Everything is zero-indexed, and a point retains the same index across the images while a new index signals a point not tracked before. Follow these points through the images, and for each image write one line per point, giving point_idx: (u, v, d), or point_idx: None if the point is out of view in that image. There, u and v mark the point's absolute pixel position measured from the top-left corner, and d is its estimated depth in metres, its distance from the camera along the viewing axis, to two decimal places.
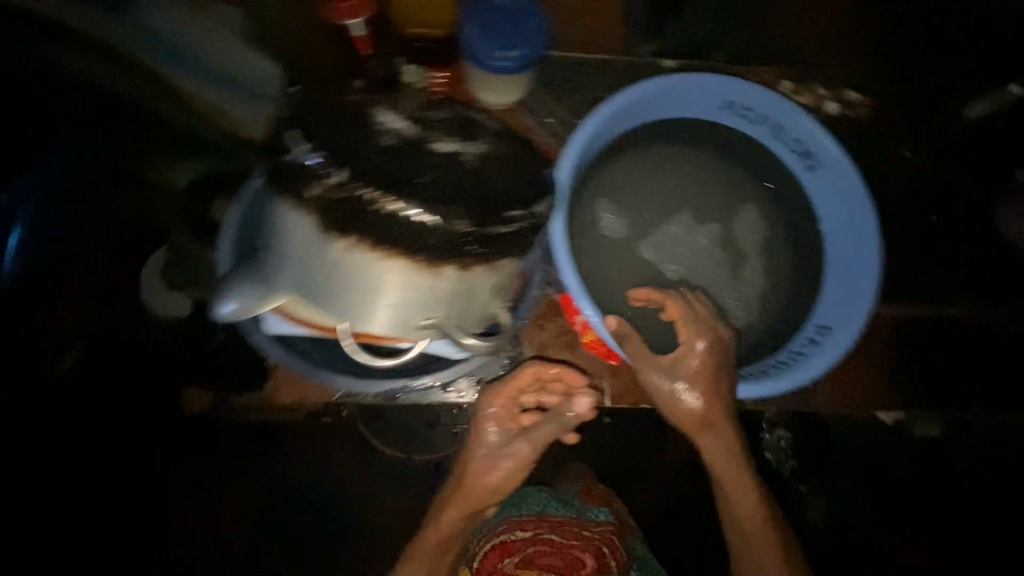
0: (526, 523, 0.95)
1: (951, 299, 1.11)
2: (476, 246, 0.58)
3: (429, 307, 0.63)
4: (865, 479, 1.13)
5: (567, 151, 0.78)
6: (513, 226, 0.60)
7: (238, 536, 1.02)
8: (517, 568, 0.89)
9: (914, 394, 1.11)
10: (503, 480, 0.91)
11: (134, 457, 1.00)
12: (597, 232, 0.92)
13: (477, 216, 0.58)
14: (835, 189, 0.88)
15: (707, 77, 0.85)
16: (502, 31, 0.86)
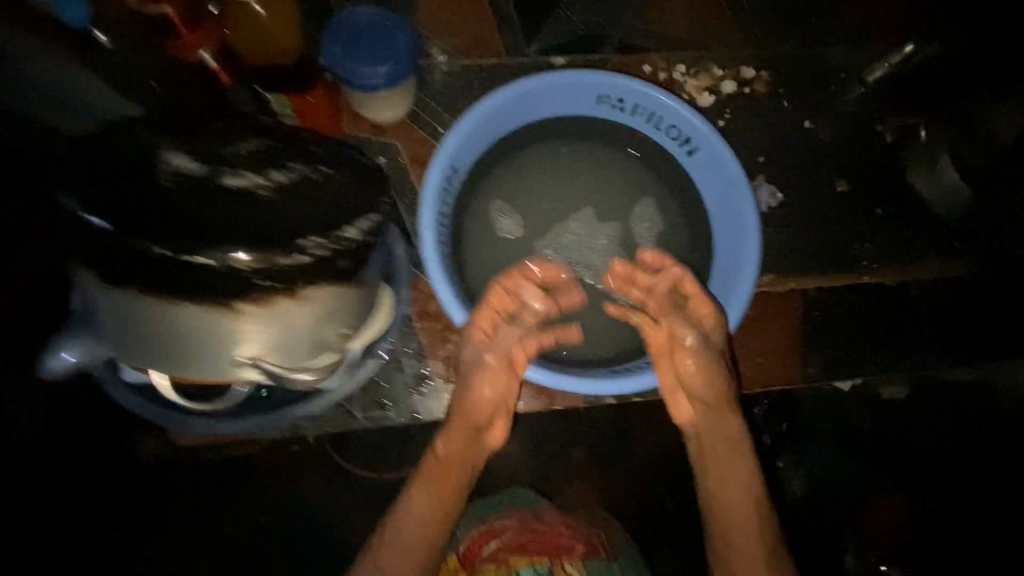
0: (514, 515, 0.99)
1: (938, 271, 1.09)
2: (266, 281, 0.55)
3: (246, 343, 0.61)
4: (850, 451, 1.14)
5: (430, 167, 0.77)
6: (304, 259, 0.55)
7: (239, 536, 1.03)
8: (509, 555, 0.94)
9: (895, 362, 1.10)
10: (498, 387, 0.84)
11: (135, 455, 0.98)
12: (483, 241, 0.91)
13: (262, 253, 0.53)
14: (716, 172, 0.87)
15: (571, 72, 0.82)
16: (367, 50, 0.85)
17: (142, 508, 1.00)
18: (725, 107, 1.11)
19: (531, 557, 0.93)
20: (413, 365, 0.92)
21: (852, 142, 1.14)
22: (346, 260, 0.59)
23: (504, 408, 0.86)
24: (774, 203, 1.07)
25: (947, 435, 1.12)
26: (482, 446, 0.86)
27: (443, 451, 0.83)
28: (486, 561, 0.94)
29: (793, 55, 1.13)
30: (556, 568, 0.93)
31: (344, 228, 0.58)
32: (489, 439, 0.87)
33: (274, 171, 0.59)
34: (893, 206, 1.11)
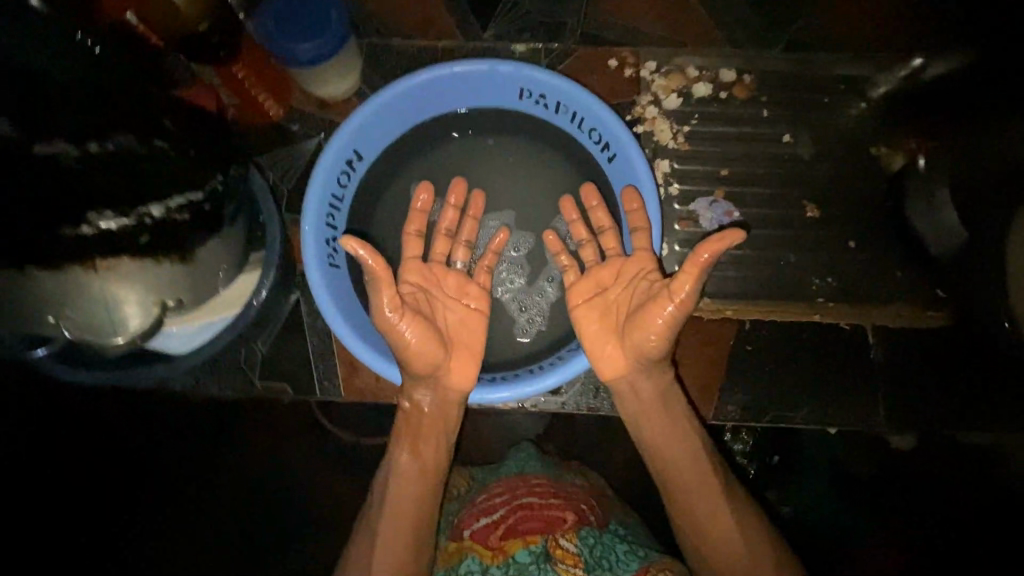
0: (502, 489, 0.85)
1: (936, 296, 0.97)
2: (124, 239, 0.56)
3: (46, 301, 0.58)
4: (870, 495, 0.96)
5: (327, 147, 0.79)
6: (164, 213, 0.57)
7: (219, 535, 0.93)
8: (503, 540, 0.78)
9: (889, 400, 0.96)
10: (455, 329, 0.82)
11: (114, 450, 0.93)
12: (391, 232, 0.90)
13: (120, 211, 0.55)
14: (626, 180, 0.83)
15: (478, 61, 0.81)
16: (295, 23, 0.84)
17: (141, 508, 0.93)
18: (694, 111, 1.01)
19: (524, 538, 0.77)
20: (317, 340, 0.95)
21: (843, 162, 1.01)
22: (149, 237, 0.57)
23: (465, 346, 0.82)
24: (728, 222, 0.99)
25: (946, 461, 0.95)
26: (448, 390, 0.81)
27: (419, 401, 0.80)
28: (479, 543, 0.78)
29: (784, 60, 1.02)
30: (551, 545, 0.76)
31: (148, 206, 0.56)
32: (451, 381, 0.80)
33: (88, 141, 0.54)
34: (908, 224, 0.96)
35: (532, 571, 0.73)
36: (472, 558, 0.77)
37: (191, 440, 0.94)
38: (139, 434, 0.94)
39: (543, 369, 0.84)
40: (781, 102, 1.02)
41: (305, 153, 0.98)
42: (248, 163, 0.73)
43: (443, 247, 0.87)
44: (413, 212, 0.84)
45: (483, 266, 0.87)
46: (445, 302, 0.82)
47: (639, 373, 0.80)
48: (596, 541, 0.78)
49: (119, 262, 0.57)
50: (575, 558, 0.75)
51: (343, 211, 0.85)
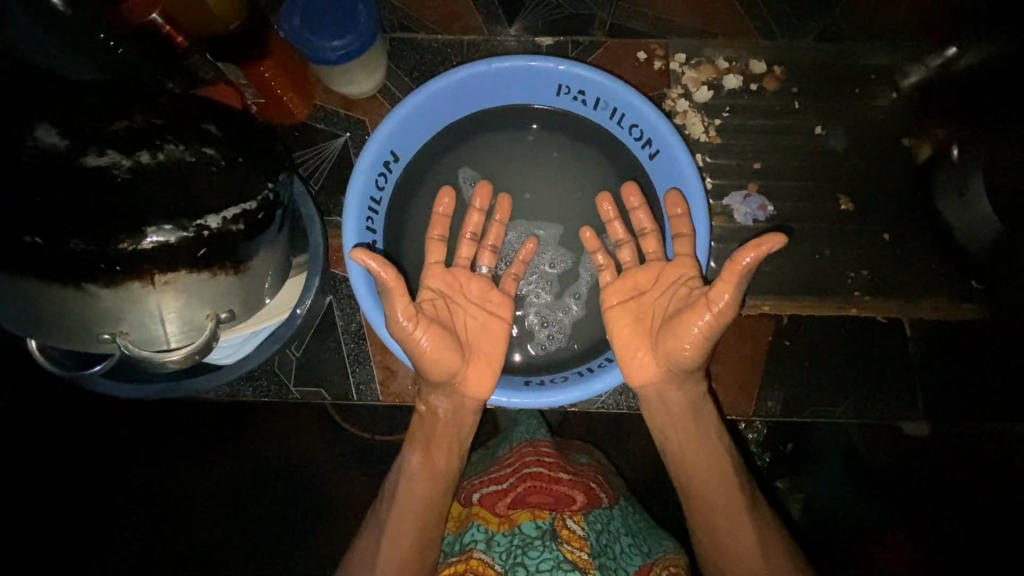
0: (512, 458, 0.87)
1: (954, 289, 0.97)
2: (190, 249, 0.52)
3: (104, 318, 0.54)
4: (871, 478, 1.00)
5: (366, 146, 0.77)
6: (218, 227, 0.53)
7: (241, 519, 0.99)
8: (511, 508, 0.80)
9: (908, 391, 0.97)
10: (476, 334, 0.80)
11: (149, 441, 0.98)
12: (418, 243, 0.89)
13: (180, 219, 0.51)
14: (667, 179, 0.83)
15: (518, 57, 0.80)
16: (321, 21, 0.81)
17: (158, 494, 0.98)
18: (725, 104, 1.00)
19: (533, 511, 0.78)
20: (351, 344, 0.93)
21: (873, 153, 1.00)
22: (206, 251, 0.53)
23: (485, 355, 0.80)
24: (762, 216, 0.98)
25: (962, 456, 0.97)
26: (465, 398, 0.80)
27: (434, 406, 0.80)
28: (486, 512, 0.82)
29: (816, 50, 1.01)
30: (557, 525, 0.76)
31: (205, 218, 0.52)
32: (467, 388, 0.79)
33: (140, 151, 0.52)
34: (930, 222, 0.99)
35: (537, 545, 0.73)
36: (477, 527, 0.81)
37: (217, 435, 0.97)
38: (175, 427, 0.98)
39: (591, 372, 0.83)
40: (812, 94, 1.01)
41: (334, 152, 0.97)
42: (294, 181, 0.78)
43: (469, 252, 0.85)
44: (436, 217, 0.84)
45: (510, 274, 0.86)
46: (465, 308, 0.81)
47: (669, 386, 0.77)
48: (603, 527, 0.80)
49: (177, 274, 0.53)
50: (581, 541, 0.75)
51: (380, 213, 0.84)
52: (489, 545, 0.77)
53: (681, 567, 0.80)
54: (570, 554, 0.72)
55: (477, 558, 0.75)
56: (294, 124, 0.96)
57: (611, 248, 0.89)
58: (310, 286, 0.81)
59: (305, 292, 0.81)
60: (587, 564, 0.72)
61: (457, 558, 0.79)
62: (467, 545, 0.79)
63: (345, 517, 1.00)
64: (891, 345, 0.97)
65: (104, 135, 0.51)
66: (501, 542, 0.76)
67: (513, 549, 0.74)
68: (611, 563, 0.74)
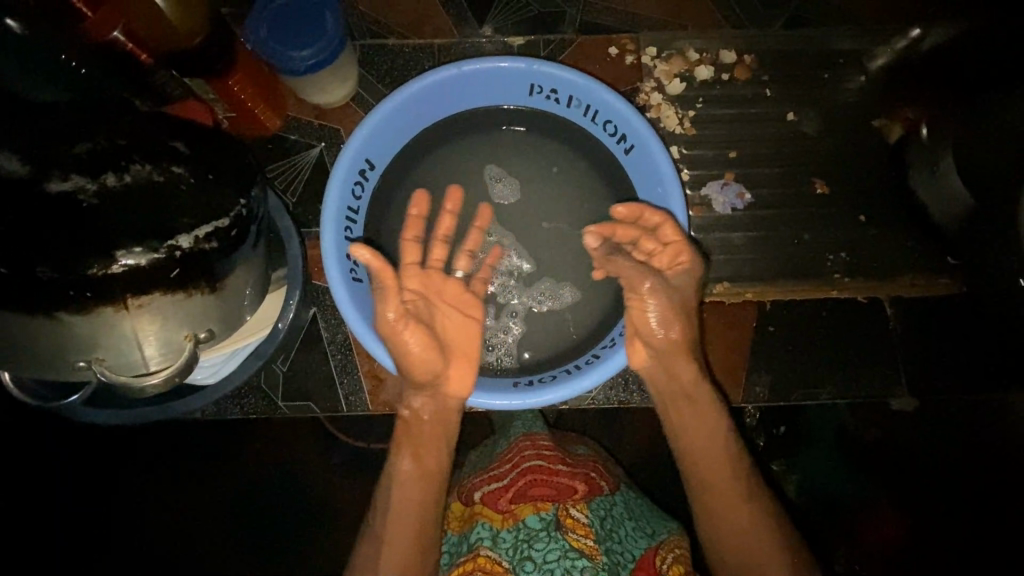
0: (511, 453, 0.88)
1: (933, 264, 0.99)
2: (165, 269, 0.51)
3: (77, 346, 0.52)
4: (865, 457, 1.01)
5: (342, 153, 0.77)
6: (191, 244, 0.52)
7: (237, 537, 0.98)
8: (513, 503, 0.81)
9: (895, 368, 0.98)
10: (456, 335, 0.80)
11: (143, 465, 0.96)
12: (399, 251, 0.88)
13: (148, 241, 0.50)
14: (645, 175, 0.83)
15: (488, 59, 0.80)
16: (287, 31, 0.81)
17: (154, 516, 0.97)
18: (698, 94, 1.01)
19: (535, 504, 0.79)
20: (338, 354, 0.93)
21: (846, 136, 1.02)
22: (179, 271, 0.52)
23: (464, 355, 0.80)
24: (741, 205, 0.99)
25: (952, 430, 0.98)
26: (446, 398, 0.79)
27: (417, 408, 0.79)
28: (489, 509, 0.82)
29: (785, 37, 1.02)
30: (561, 514, 0.78)
31: (176, 238, 0.51)
32: (449, 388, 0.79)
33: (106, 173, 0.51)
34: (908, 199, 1.00)
35: (543, 537, 0.75)
36: (482, 524, 0.81)
37: (209, 454, 0.96)
38: (168, 448, 0.96)
39: (580, 369, 0.82)
40: (783, 79, 1.02)
41: (310, 162, 0.96)
42: (269, 191, 0.77)
43: (442, 252, 0.82)
44: (409, 217, 0.81)
45: (479, 278, 0.86)
46: (445, 312, 0.79)
47: (661, 375, 0.78)
48: (606, 513, 0.81)
49: (151, 297, 0.52)
50: (586, 528, 0.76)
51: (359, 223, 0.83)
52: (496, 543, 0.78)
53: (684, 548, 0.82)
54: (575, 541, 0.75)
55: (484, 555, 0.76)
56: (267, 136, 0.95)
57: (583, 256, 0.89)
58: (291, 299, 0.80)
59: (285, 307, 0.80)
60: (594, 550, 0.74)
61: (465, 558, 0.79)
62: (473, 543, 0.80)
63: (342, 531, 0.98)
64: (874, 323, 0.99)
65: (74, 160, 0.51)
66: (507, 538, 0.77)
67: (519, 544, 0.76)
68: (617, 547, 0.76)
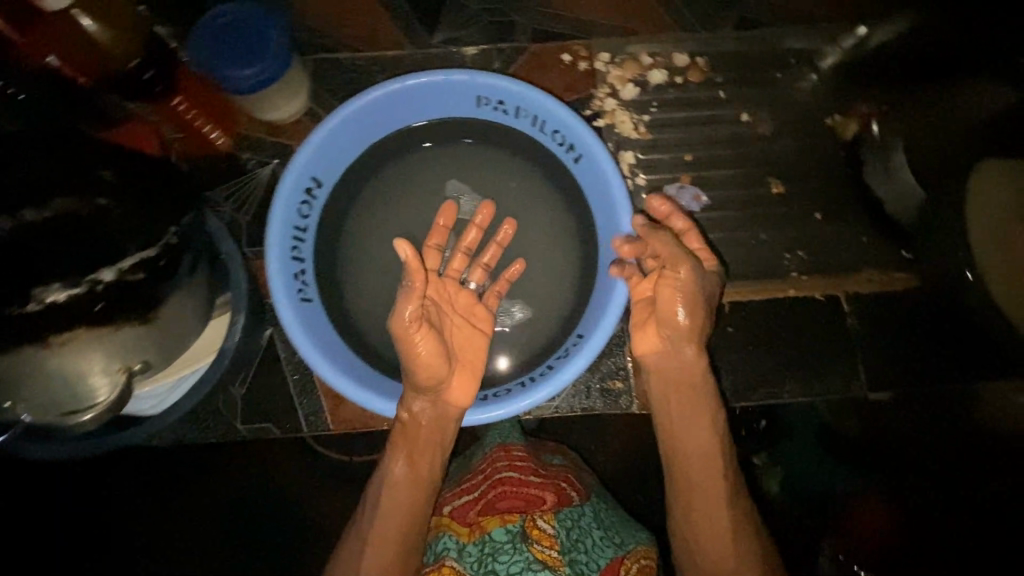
0: (484, 464, 0.87)
1: (891, 257, 1.00)
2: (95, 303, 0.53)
3: (11, 383, 0.55)
4: (832, 449, 1.02)
5: (285, 174, 0.76)
6: (111, 276, 0.53)
7: (210, 559, 0.97)
8: (481, 516, 0.80)
9: (859, 363, 0.99)
10: (461, 345, 0.80)
11: (111, 491, 0.96)
12: (354, 267, 0.87)
13: (70, 278, 0.52)
14: (595, 184, 0.82)
15: (432, 74, 0.80)
16: (228, 49, 0.80)
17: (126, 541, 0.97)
18: (652, 98, 1.01)
19: (502, 516, 0.79)
20: (297, 375, 0.92)
21: (800, 135, 1.03)
22: (104, 305, 0.54)
23: (471, 367, 0.79)
24: (697, 207, 0.99)
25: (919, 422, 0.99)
26: (447, 405, 0.77)
27: (416, 413, 0.76)
28: (456, 523, 0.82)
29: (737, 39, 1.03)
30: (528, 526, 0.78)
31: (99, 273, 0.53)
32: (450, 397, 0.77)
33: (24, 209, 0.52)
34: (865, 195, 1.01)
35: (507, 550, 0.75)
36: (448, 536, 0.81)
37: (177, 478, 0.96)
38: (135, 474, 0.96)
39: (534, 381, 0.80)
40: (736, 81, 1.03)
41: (263, 180, 0.94)
42: (205, 210, 0.76)
43: (460, 264, 0.83)
44: (435, 227, 0.83)
45: (494, 291, 0.85)
46: (452, 319, 0.79)
47: (668, 365, 0.77)
48: (573, 524, 0.80)
49: (75, 333, 0.54)
50: (551, 539, 0.77)
51: (309, 242, 0.82)
52: (461, 556, 0.78)
53: (651, 559, 0.81)
54: (540, 553, 0.75)
55: (449, 566, 0.77)
56: (218, 157, 0.93)
57: (540, 266, 0.89)
58: (238, 322, 0.79)
59: (231, 329, 0.79)
60: (556, 561, 0.74)
61: (430, 568, 0.79)
62: (439, 553, 0.80)
63: (316, 550, 0.97)
64: (835, 320, 0.99)
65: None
66: (472, 551, 0.77)
67: (483, 557, 0.76)
68: (581, 557, 0.76)
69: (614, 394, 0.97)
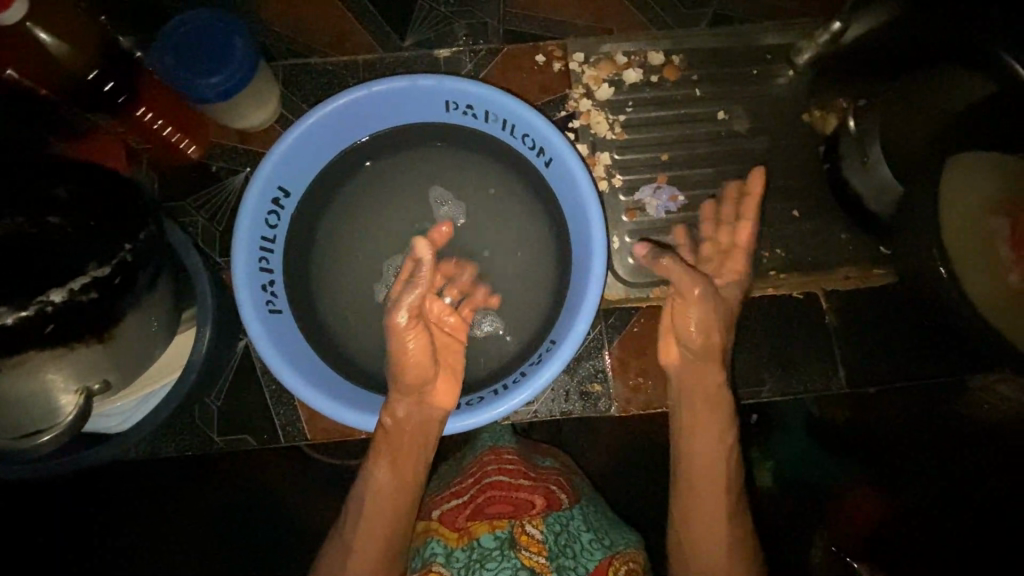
0: (474, 468, 0.86)
1: (872, 251, 1.00)
2: (45, 325, 0.53)
3: None
4: (817, 443, 1.02)
5: (250, 184, 0.76)
6: (64, 295, 0.53)
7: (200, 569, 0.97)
8: (469, 521, 0.81)
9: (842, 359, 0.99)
10: (446, 351, 0.80)
11: (95, 507, 0.96)
12: (327, 276, 0.87)
13: (17, 302, 0.52)
14: (567, 188, 0.81)
15: (398, 80, 0.79)
16: (191, 58, 0.79)
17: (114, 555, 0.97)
18: (628, 98, 1.00)
19: (490, 522, 0.79)
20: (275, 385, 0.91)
21: (777, 131, 1.02)
22: (55, 326, 0.54)
23: (453, 370, 0.80)
24: (674, 207, 0.99)
25: (900, 413, 1.00)
26: (432, 409, 0.77)
27: (400, 416, 0.75)
28: (444, 527, 0.81)
29: (711, 36, 1.02)
30: (516, 532, 0.78)
31: (47, 294, 0.53)
32: (436, 402, 0.77)
33: None
34: None
35: (495, 556, 0.75)
36: (436, 541, 0.80)
37: (162, 492, 0.95)
38: (119, 489, 0.96)
39: (507, 389, 0.79)
40: (712, 78, 1.02)
41: (235, 190, 0.93)
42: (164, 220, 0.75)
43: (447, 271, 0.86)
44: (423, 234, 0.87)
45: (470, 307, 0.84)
46: (445, 320, 0.80)
47: (687, 376, 0.82)
48: (562, 528, 0.79)
49: (26, 356, 0.54)
50: (539, 545, 0.76)
51: (277, 252, 0.81)
52: (448, 560, 0.77)
53: (638, 562, 0.79)
54: (527, 560, 0.74)
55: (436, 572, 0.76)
56: (189, 168, 0.92)
57: (514, 270, 0.88)
58: (206, 333, 0.79)
59: (198, 339, 0.79)
60: (544, 568, 0.74)
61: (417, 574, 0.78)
62: (426, 559, 0.79)
63: (306, 556, 0.97)
64: (817, 316, 0.99)
65: None
66: (460, 556, 0.77)
67: (470, 563, 0.76)
68: (568, 562, 0.75)
69: (593, 397, 0.96)
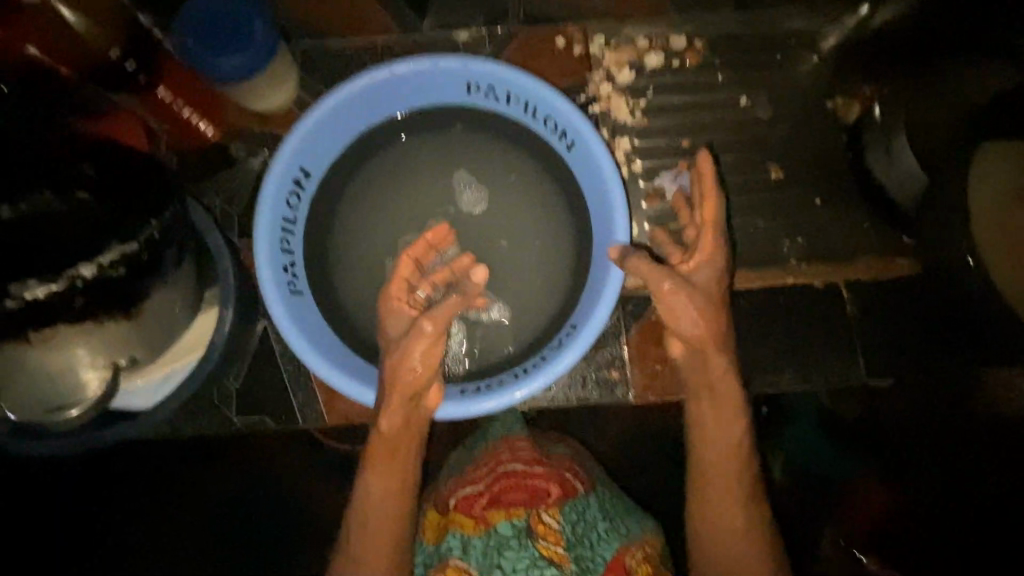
0: (488, 458, 0.86)
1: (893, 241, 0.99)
2: (74, 298, 0.55)
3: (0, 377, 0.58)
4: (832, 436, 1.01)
5: (273, 164, 0.76)
6: (93, 271, 0.54)
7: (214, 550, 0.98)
8: (486, 509, 0.80)
9: (860, 350, 0.98)
10: None
11: (112, 486, 0.96)
12: (344, 258, 0.87)
13: (50, 274, 0.53)
14: (589, 171, 0.81)
15: (420, 61, 0.78)
16: (210, 34, 0.78)
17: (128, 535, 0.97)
18: (649, 83, 0.99)
19: (507, 510, 0.79)
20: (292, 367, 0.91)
21: (800, 118, 1.01)
22: (83, 299, 0.55)
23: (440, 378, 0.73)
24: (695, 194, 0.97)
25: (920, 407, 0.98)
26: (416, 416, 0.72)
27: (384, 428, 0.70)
28: (461, 516, 0.81)
29: (735, 20, 1.00)
30: (533, 521, 0.78)
31: (78, 268, 0.53)
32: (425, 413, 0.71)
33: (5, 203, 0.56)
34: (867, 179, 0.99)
35: (513, 546, 0.75)
36: (454, 532, 0.80)
37: (177, 472, 0.96)
38: (134, 469, 0.96)
39: (525, 373, 0.79)
40: (735, 64, 1.00)
41: (253, 172, 0.93)
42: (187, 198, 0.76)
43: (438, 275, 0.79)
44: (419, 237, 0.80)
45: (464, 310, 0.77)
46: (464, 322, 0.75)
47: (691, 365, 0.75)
48: (578, 517, 0.80)
49: (57, 328, 0.56)
50: (557, 535, 0.77)
51: (297, 233, 0.82)
52: (466, 551, 0.77)
53: (655, 547, 0.82)
54: (546, 550, 0.75)
55: (455, 565, 0.76)
56: (207, 149, 0.92)
57: (533, 255, 0.88)
58: (226, 313, 0.79)
59: (218, 324, 0.79)
60: (563, 558, 0.74)
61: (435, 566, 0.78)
62: (443, 554, 0.78)
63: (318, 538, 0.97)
64: (836, 306, 0.98)
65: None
66: (478, 546, 0.77)
67: (489, 552, 0.76)
68: (587, 553, 0.76)
69: (610, 384, 0.96)
